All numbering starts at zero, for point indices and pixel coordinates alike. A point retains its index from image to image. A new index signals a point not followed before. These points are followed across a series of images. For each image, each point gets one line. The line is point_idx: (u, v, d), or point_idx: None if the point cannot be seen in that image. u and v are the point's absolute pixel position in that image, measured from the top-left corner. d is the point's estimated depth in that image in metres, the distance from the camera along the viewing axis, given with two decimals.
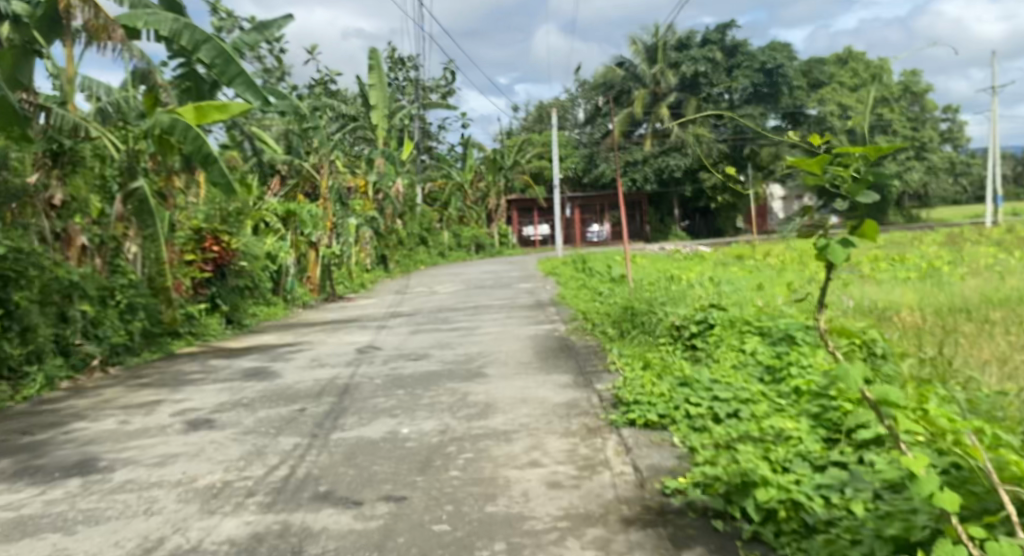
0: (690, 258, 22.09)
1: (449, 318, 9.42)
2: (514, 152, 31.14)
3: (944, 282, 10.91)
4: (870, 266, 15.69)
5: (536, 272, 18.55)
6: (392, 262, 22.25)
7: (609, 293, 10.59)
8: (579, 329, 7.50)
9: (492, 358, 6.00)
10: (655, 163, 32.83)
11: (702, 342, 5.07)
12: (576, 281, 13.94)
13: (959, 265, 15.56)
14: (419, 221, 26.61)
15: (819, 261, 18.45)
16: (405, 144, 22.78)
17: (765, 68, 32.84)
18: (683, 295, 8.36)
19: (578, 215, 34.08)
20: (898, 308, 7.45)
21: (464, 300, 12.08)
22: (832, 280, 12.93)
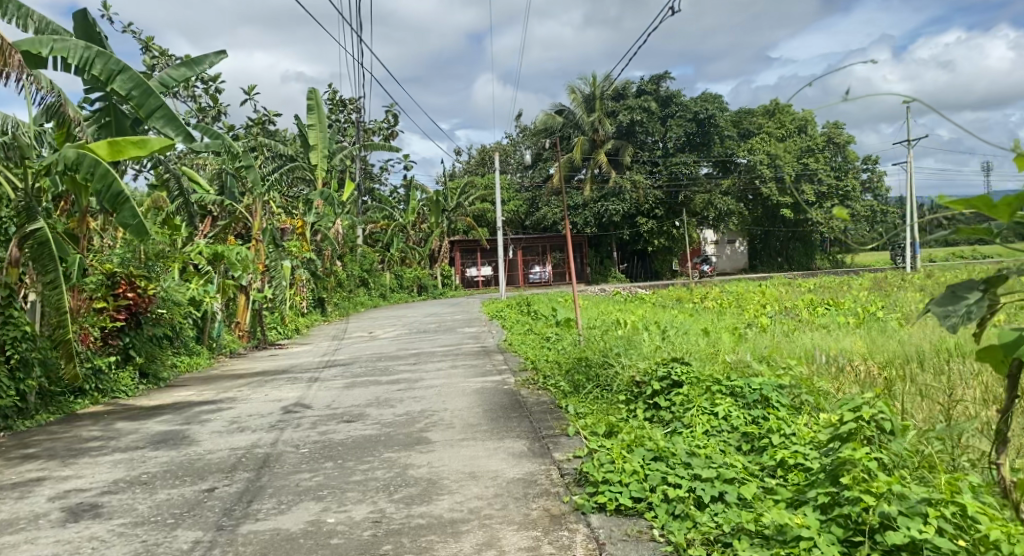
0: (634, 301, 22.12)
1: (389, 368, 8.74)
2: (457, 194, 30.71)
3: (891, 330, 11.00)
4: (812, 315, 16.01)
5: (481, 315, 18.16)
6: (330, 306, 21.40)
7: (557, 340, 10.05)
8: (530, 381, 6.94)
9: (436, 419, 5.37)
10: (596, 208, 32.92)
11: (668, 399, 4.59)
12: (521, 326, 13.57)
13: (895, 313, 15.72)
14: (359, 263, 25.87)
15: (759, 307, 18.86)
16: (345, 185, 22.15)
17: (702, 115, 33.18)
18: (637, 342, 7.89)
19: (522, 256, 33.79)
20: (861, 359, 7.11)
21: (401, 347, 11.41)
22: (775, 326, 13.03)
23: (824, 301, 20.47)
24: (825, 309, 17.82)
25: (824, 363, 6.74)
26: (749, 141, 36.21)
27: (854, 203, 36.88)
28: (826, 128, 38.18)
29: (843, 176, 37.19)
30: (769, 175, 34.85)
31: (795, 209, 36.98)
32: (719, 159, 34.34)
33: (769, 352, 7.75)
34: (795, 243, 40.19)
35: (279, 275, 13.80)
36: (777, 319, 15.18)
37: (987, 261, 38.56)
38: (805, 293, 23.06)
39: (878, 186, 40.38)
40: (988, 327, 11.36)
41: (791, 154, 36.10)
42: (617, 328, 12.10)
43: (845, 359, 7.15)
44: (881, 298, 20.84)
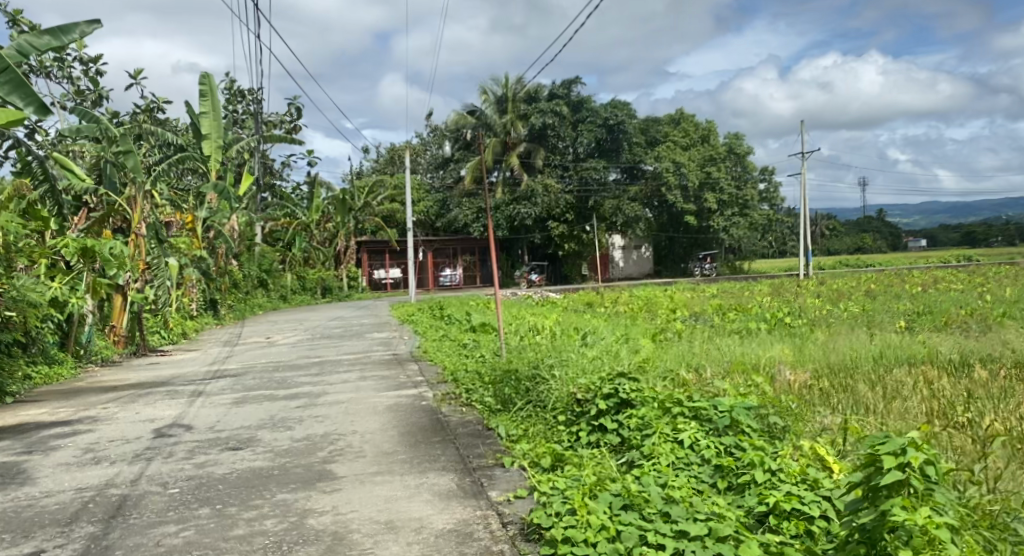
0: (548, 305, 21.92)
1: (287, 380, 7.73)
2: (365, 192, 29.46)
3: (809, 336, 10.99)
4: (726, 321, 16.18)
5: (391, 318, 17.38)
6: (223, 308, 19.88)
7: (482, 348, 9.27)
8: (451, 395, 6.15)
9: (342, 446, 4.51)
10: (507, 210, 32.18)
11: (621, 423, 3.93)
12: (435, 331, 12.85)
13: (803, 320, 15.87)
14: (257, 262, 24.37)
15: (670, 312, 19.09)
16: (243, 177, 20.71)
17: (611, 121, 33.28)
18: (570, 351, 7.25)
19: (431, 258, 33.05)
20: (800, 373, 6.68)
21: (299, 355, 10.34)
22: (691, 332, 12.98)
23: (732, 306, 20.76)
24: (735, 314, 17.94)
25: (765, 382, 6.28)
26: (656, 148, 36.85)
27: (753, 212, 38.04)
28: (728, 138, 39.25)
29: (743, 186, 38.17)
30: (675, 183, 35.47)
31: (698, 215, 37.77)
32: (627, 164, 34.78)
33: (706, 364, 7.25)
34: (697, 249, 41.11)
35: (162, 275, 12.25)
36: (691, 324, 15.31)
37: (871, 269, 40.69)
38: (715, 299, 23.41)
39: (774, 196, 42.10)
40: (897, 334, 11.44)
41: (695, 162, 36.72)
42: (543, 336, 11.50)
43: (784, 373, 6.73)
44: (785, 303, 21.47)
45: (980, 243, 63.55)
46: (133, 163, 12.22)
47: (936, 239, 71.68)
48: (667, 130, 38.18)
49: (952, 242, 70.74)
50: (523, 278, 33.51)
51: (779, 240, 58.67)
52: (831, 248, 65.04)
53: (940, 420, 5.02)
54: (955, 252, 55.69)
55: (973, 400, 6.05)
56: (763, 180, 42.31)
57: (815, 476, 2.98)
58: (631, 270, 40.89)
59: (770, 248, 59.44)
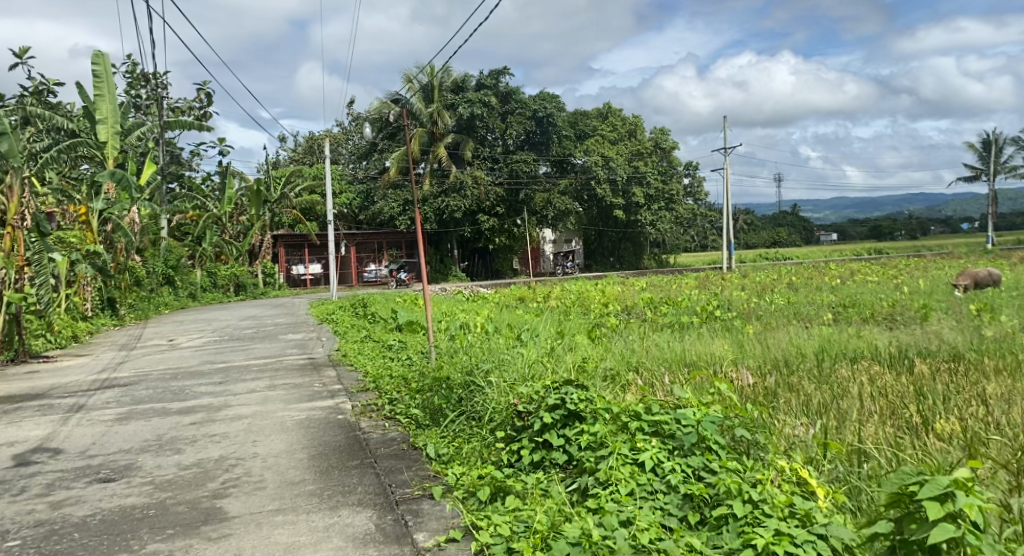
0: (474, 300, 21.53)
1: (186, 390, 6.91)
2: (282, 183, 28.19)
3: (745, 332, 10.79)
4: (655, 315, 16.10)
5: (310, 317, 16.51)
6: (123, 307, 18.53)
7: (411, 351, 8.64)
8: (373, 406, 5.54)
9: (239, 475, 3.81)
10: (434, 203, 31.38)
11: (573, 443, 3.41)
12: (357, 330, 12.13)
13: (732, 313, 15.80)
14: (163, 257, 22.94)
15: (600, 307, 18.98)
16: (146, 166, 19.34)
17: (540, 113, 33.05)
18: (505, 353, 6.74)
19: (355, 253, 31.81)
20: (743, 374, 6.32)
21: (202, 360, 9.42)
22: (624, 329, 12.71)
23: (660, 299, 20.69)
24: (664, 308, 17.78)
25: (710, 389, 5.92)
26: (585, 142, 37.01)
27: (678, 206, 38.47)
28: (653, 132, 39.49)
29: (668, 180, 38.42)
30: (603, 177, 35.55)
31: (625, 209, 37.92)
32: (555, 158, 34.68)
33: (648, 367, 6.85)
34: (624, 243, 41.33)
35: (44, 273, 11.23)
36: (621, 319, 15.13)
37: (789, 262, 41.78)
38: (644, 293, 23.35)
39: (698, 191, 42.76)
40: (828, 326, 11.35)
41: (622, 156, 36.72)
42: (479, 336, 10.96)
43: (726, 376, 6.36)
44: (711, 296, 21.67)
45: (886, 236, 66.36)
46: (8, 147, 10.91)
47: (842, 233, 74.48)
48: (595, 124, 38.09)
49: (858, 235, 73.73)
50: (393, 278, 30.46)
51: (699, 234, 59.91)
52: (749, 241, 66.72)
53: (895, 425, 4.72)
54: (865, 245, 57.90)
55: (928, 394, 5.80)
56: (687, 175, 42.85)
57: (807, 507, 2.49)
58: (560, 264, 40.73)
59: (691, 243, 60.65)
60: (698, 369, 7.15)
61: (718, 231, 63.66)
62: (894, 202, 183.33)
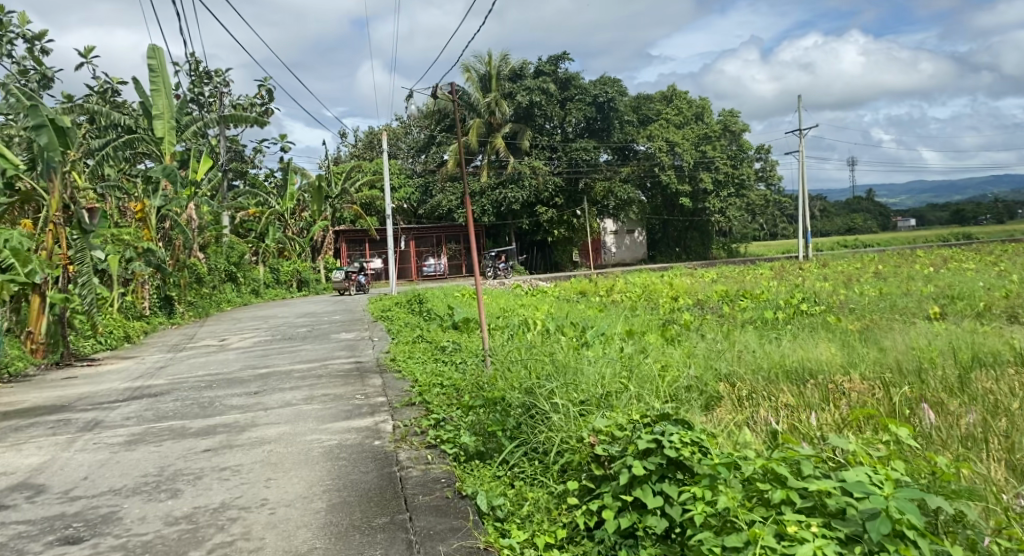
0: (536, 293, 20.70)
1: (213, 405, 6.13)
2: (342, 178, 27.84)
3: (843, 330, 9.53)
4: (734, 309, 14.88)
5: (365, 314, 15.89)
6: (181, 306, 18.11)
7: (464, 356, 7.80)
8: (415, 428, 4.69)
9: (236, 538, 2.94)
10: (494, 195, 30.49)
11: (685, 522, 2.47)
12: (411, 329, 11.42)
13: (820, 307, 14.41)
14: (226, 254, 22.62)
15: (669, 301, 17.88)
16: (202, 162, 19.01)
17: (601, 99, 31.85)
18: (572, 362, 5.88)
19: (415, 247, 31.19)
20: (861, 399, 5.27)
21: (245, 364, 8.70)
22: (701, 328, 11.61)
23: (737, 292, 19.34)
24: (743, 301, 16.45)
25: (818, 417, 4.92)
26: (648, 127, 35.65)
27: (749, 192, 36.74)
28: (721, 116, 37.80)
29: (738, 165, 36.67)
30: (668, 163, 34.12)
31: (692, 197, 36.37)
32: (617, 144, 33.41)
33: (743, 389, 5.86)
34: (691, 232, 39.74)
35: (87, 271, 10.73)
36: (699, 315, 13.99)
37: (870, 250, 39.47)
38: (717, 285, 22.01)
39: (770, 175, 40.77)
40: (936, 321, 9.96)
41: (689, 141, 35.17)
42: (538, 338, 10.03)
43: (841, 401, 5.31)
44: (790, 288, 20.24)
45: (970, 220, 62.75)
46: (48, 140, 10.13)
47: (921, 219, 70.78)
48: (659, 108, 36.61)
49: (938, 221, 69.90)
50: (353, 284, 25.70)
51: (768, 222, 57.54)
52: (821, 229, 63.86)
53: None
54: (950, 231, 54.59)
55: None
56: (759, 160, 40.91)
57: None
58: (624, 255, 39.42)
59: (760, 232, 58.35)
60: (801, 386, 6.11)
61: (788, 220, 61.11)
62: (978, 184, 174.10)
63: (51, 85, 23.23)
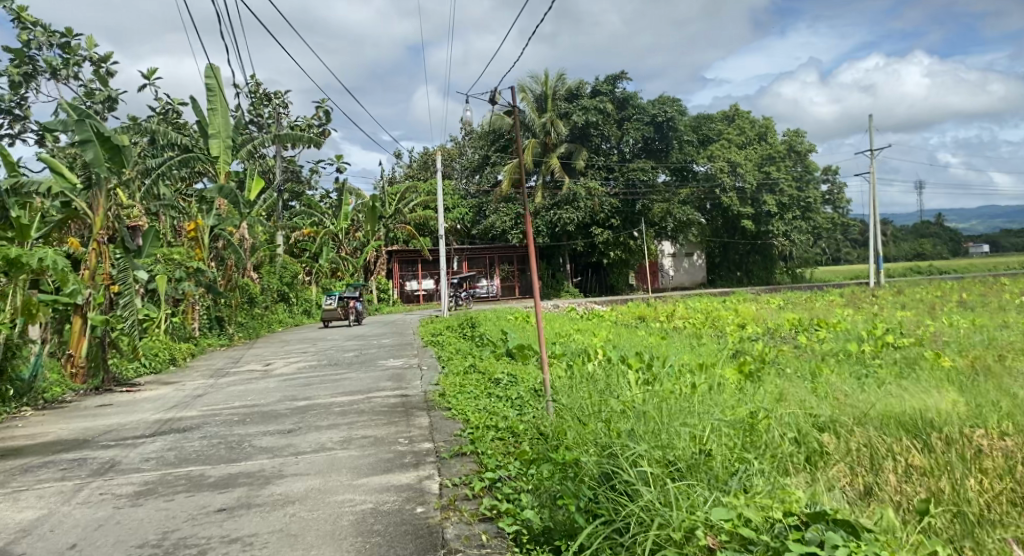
0: (592, 318, 19.87)
1: (240, 447, 5.46)
2: (397, 199, 27.52)
3: (948, 372, 8.50)
4: (813, 340, 13.82)
5: (415, 337, 15.31)
6: (231, 326, 17.83)
7: (520, 393, 7.01)
8: (465, 491, 4.00)
9: None
10: (548, 216, 29.82)
11: None
12: (461, 356, 10.76)
13: (908, 339, 13.26)
14: (279, 275, 22.46)
15: (736, 329, 16.88)
16: (256, 182, 18.79)
17: (660, 119, 30.91)
18: (649, 405, 5.13)
19: (468, 268, 30.84)
20: (1006, 466, 4.51)
21: (285, 395, 8.06)
22: (779, 363, 10.64)
23: (810, 320, 18.20)
24: (819, 331, 15.34)
25: (960, 493, 4.17)
26: (708, 147, 34.64)
27: (815, 215, 35.29)
28: (786, 135, 36.52)
29: (803, 187, 35.25)
30: (729, 185, 32.99)
31: (755, 220, 35.07)
32: (676, 165, 32.38)
33: (855, 440, 5.06)
34: (753, 256, 38.29)
35: (129, 292, 10.37)
36: (776, 347, 13.02)
37: (946, 277, 37.41)
38: (786, 313, 20.87)
39: (838, 198, 39.16)
40: None
41: (751, 162, 33.95)
42: (601, 370, 9.22)
43: (983, 467, 4.55)
44: (867, 317, 18.96)
45: None
46: (94, 157, 9.79)
47: (994, 245, 67.55)
48: (720, 128, 35.46)
49: (1013, 248, 66.54)
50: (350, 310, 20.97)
51: (831, 247, 55.58)
52: (887, 254, 61.41)
53: None
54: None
55: None
56: (825, 182, 39.33)
57: None
58: (682, 278, 38.34)
59: (823, 257, 56.37)
60: (924, 441, 5.28)
61: (853, 246, 58.86)
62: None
63: (114, 106, 23.52)
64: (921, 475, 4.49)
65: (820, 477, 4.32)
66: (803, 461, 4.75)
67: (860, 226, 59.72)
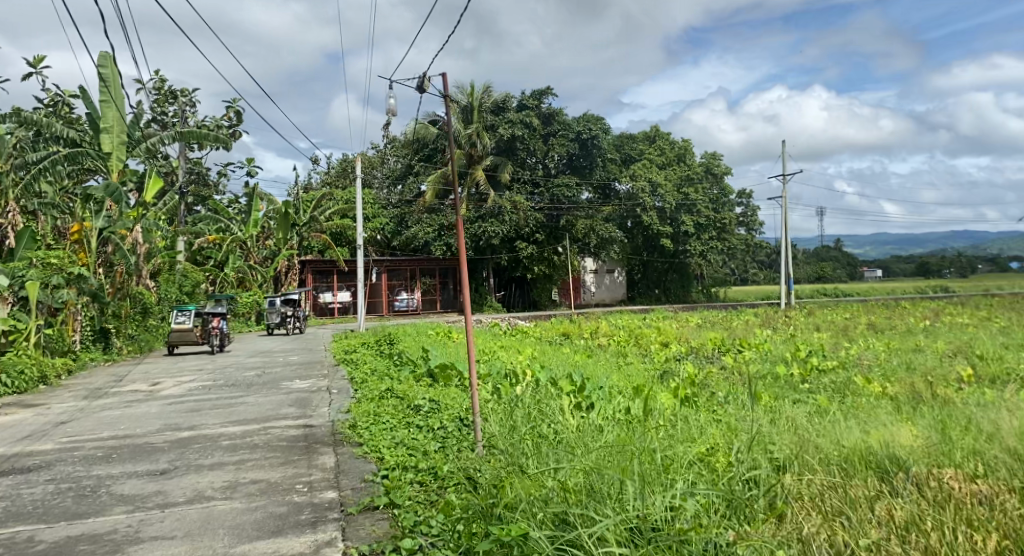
0: (514, 335, 19.20)
1: (92, 498, 4.39)
2: (312, 206, 26.15)
3: (885, 400, 8.23)
4: (742, 361, 13.55)
5: (326, 354, 14.23)
6: (121, 338, 16.21)
7: (444, 424, 6.20)
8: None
9: None
10: (471, 229, 29.08)
11: None
12: (376, 377, 9.84)
13: (832, 362, 13.16)
14: (180, 283, 20.85)
15: (660, 348, 16.57)
16: (154, 181, 17.16)
17: (584, 136, 30.77)
18: (596, 451, 4.59)
19: (386, 280, 29.75)
20: (993, 516, 4.06)
21: (166, 424, 6.93)
22: (711, 386, 10.22)
23: (732, 340, 18.10)
24: (744, 352, 15.14)
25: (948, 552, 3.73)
26: (630, 166, 34.78)
27: (731, 236, 35.95)
28: (704, 157, 37.13)
29: (720, 209, 35.86)
30: (650, 204, 33.14)
31: (673, 239, 35.35)
32: (599, 183, 32.29)
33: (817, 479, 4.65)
34: (670, 275, 38.64)
35: None
36: (704, 368, 12.70)
37: (851, 300, 38.75)
38: (708, 332, 20.82)
39: (752, 220, 40.10)
40: (982, 392, 8.72)
41: (671, 182, 34.21)
42: (532, 395, 8.51)
43: (967, 517, 4.07)
44: (785, 338, 19.04)
45: (933, 274, 63.75)
46: None
47: None
48: (643, 147, 35.57)
49: (901, 273, 70.28)
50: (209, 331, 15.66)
51: (740, 268, 57.10)
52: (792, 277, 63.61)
53: None
54: (923, 284, 54.37)
55: None
56: (740, 205, 40.16)
57: None
58: (603, 295, 38.26)
59: (732, 277, 57.74)
60: (888, 481, 4.81)
61: (761, 268, 60.71)
62: (940, 239, 177.59)
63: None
64: (899, 530, 4.01)
65: (785, 535, 3.87)
66: (770, 506, 4.25)
67: (769, 248, 61.64)
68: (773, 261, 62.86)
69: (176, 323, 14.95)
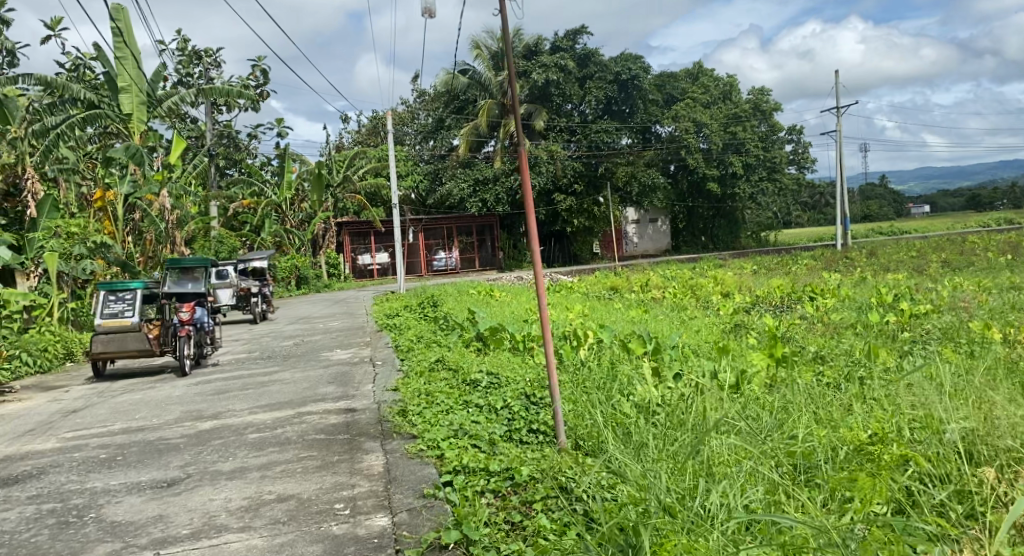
0: (559, 291, 18.01)
1: (70, 532, 3.38)
2: (344, 165, 25.06)
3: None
4: (820, 310, 12.12)
5: (366, 319, 13.22)
6: None
7: (508, 403, 5.07)
8: None
9: None
10: (507, 182, 27.52)
11: None
12: (421, 345, 8.78)
13: (927, 305, 11.66)
14: (214, 250, 20.17)
15: (724, 299, 15.19)
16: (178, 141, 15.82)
17: (623, 77, 29.02)
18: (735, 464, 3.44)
19: (424, 240, 28.75)
20: None
21: (187, 412, 5.94)
22: (798, 342, 8.88)
23: (800, 286, 16.64)
24: (822, 299, 13.67)
25: None
26: (673, 106, 32.85)
27: (782, 176, 34.01)
28: (751, 93, 34.99)
29: (770, 147, 33.83)
30: (695, 146, 31.32)
31: (720, 182, 33.40)
32: (641, 126, 30.51)
33: None
34: (718, 220, 36.88)
35: None
36: (781, 320, 11.35)
37: (911, 237, 36.59)
38: (774, 278, 19.31)
39: (804, 158, 37.98)
40: None
41: (717, 121, 32.26)
42: (604, 362, 7.32)
43: None
44: (856, 281, 17.43)
45: (989, 206, 60.70)
46: None
47: (936, 205, 68.37)
48: (685, 86, 33.37)
49: (952, 208, 67.19)
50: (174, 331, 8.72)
51: (787, 213, 54.66)
52: None
53: None
54: (985, 217, 51.54)
55: None
56: (790, 142, 38.00)
57: None
58: (646, 246, 36.30)
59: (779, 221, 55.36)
60: None
61: (807, 210, 58.13)
62: (993, 170, 170.07)
63: (14, 62, 20.48)
64: None
65: None
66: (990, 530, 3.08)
67: (815, 189, 58.94)
68: (819, 202, 60.26)
69: (108, 319, 8.32)
